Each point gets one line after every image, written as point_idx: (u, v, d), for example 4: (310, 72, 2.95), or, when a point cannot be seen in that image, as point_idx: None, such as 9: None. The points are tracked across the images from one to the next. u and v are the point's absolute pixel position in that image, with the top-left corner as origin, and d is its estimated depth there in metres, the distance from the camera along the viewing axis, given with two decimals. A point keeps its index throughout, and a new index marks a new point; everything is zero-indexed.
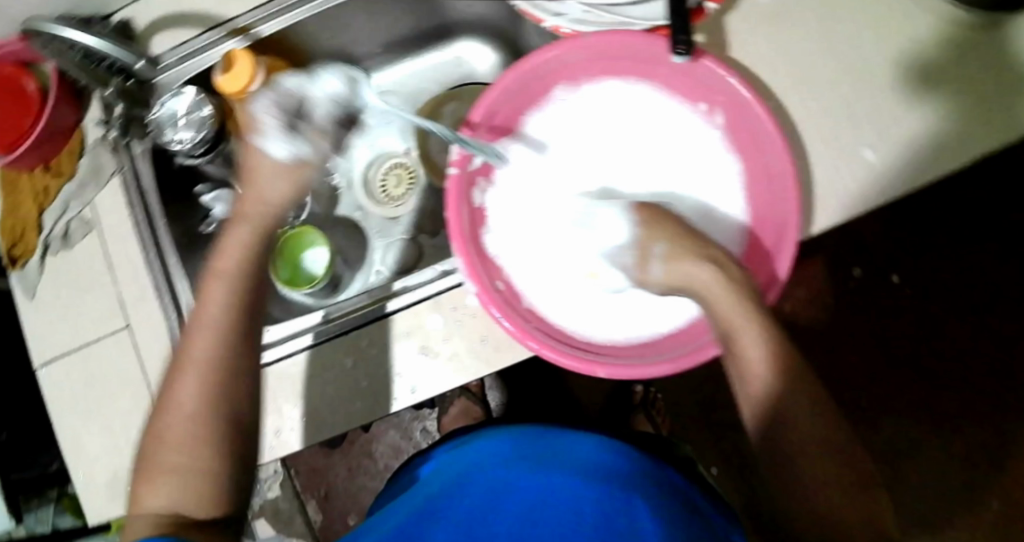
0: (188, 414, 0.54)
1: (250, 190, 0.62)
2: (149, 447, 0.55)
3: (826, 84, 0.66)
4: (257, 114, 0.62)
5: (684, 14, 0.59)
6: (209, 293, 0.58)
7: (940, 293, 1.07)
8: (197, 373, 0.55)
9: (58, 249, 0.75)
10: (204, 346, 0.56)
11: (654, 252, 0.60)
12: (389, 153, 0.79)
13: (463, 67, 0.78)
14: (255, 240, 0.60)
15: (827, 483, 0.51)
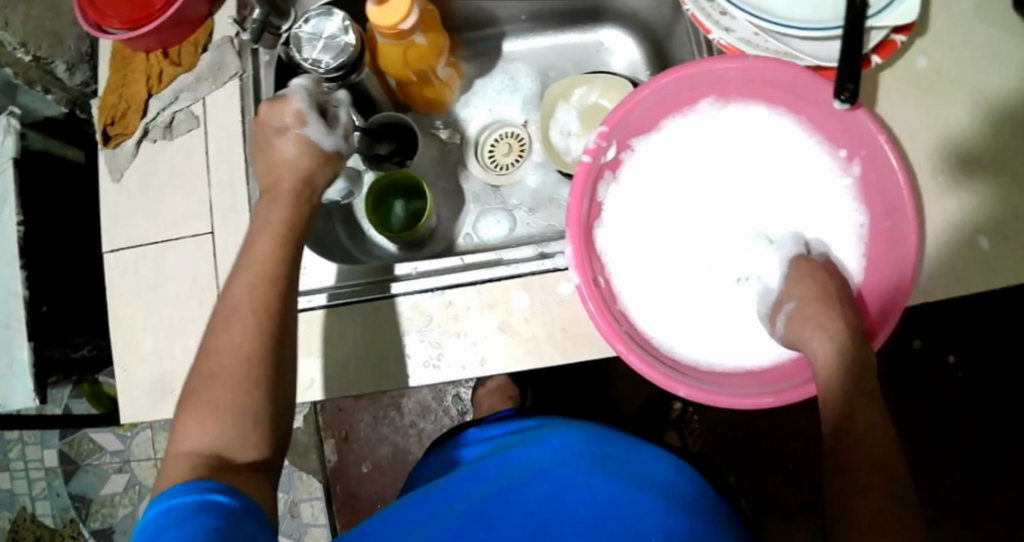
0: (238, 360, 0.53)
1: (281, 171, 0.60)
2: (188, 390, 0.53)
3: (983, 164, 0.63)
4: (300, 109, 0.59)
5: (856, 63, 0.59)
6: (252, 246, 0.57)
7: (992, 389, 1.06)
8: (233, 326, 0.54)
9: (157, 137, 0.74)
10: (246, 297, 0.55)
11: (786, 307, 0.61)
12: (506, 121, 0.77)
13: (602, 54, 0.76)
14: (291, 207, 0.59)
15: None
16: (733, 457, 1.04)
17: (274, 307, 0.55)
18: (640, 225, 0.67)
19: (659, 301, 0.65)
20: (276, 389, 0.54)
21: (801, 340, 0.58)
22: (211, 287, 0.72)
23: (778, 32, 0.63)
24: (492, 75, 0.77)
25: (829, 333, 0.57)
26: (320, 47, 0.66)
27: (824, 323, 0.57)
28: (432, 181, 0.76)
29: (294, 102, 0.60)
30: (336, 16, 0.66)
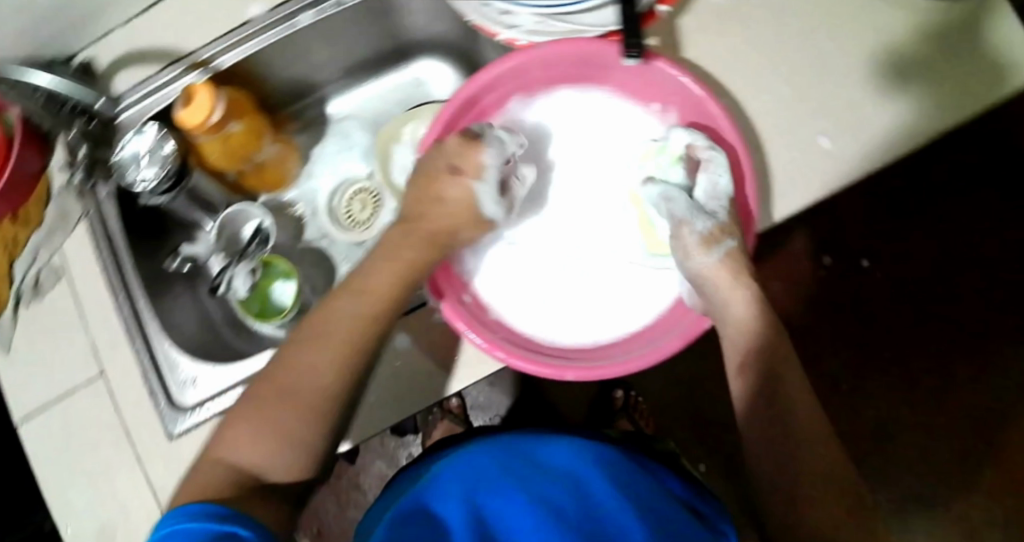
0: (320, 391, 0.56)
1: (436, 213, 0.63)
2: (258, 396, 0.57)
3: (784, 76, 0.67)
4: (486, 162, 0.63)
5: (636, 19, 0.61)
6: (374, 284, 0.60)
7: (919, 274, 1.04)
8: (335, 349, 0.57)
9: (29, 301, 0.74)
10: (339, 334, 0.57)
11: (725, 246, 0.61)
12: (353, 178, 0.80)
13: (422, 87, 0.79)
14: (417, 252, 0.62)
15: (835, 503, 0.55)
16: (688, 422, 1.06)
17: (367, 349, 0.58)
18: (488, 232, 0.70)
19: (519, 285, 0.69)
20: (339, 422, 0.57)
21: (724, 301, 0.60)
22: (117, 427, 0.71)
23: (559, 14, 0.64)
24: (326, 139, 0.81)
25: (746, 297, 0.60)
26: (144, 164, 0.67)
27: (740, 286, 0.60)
28: (297, 260, 0.79)
29: (486, 158, 0.62)
30: (149, 130, 0.66)
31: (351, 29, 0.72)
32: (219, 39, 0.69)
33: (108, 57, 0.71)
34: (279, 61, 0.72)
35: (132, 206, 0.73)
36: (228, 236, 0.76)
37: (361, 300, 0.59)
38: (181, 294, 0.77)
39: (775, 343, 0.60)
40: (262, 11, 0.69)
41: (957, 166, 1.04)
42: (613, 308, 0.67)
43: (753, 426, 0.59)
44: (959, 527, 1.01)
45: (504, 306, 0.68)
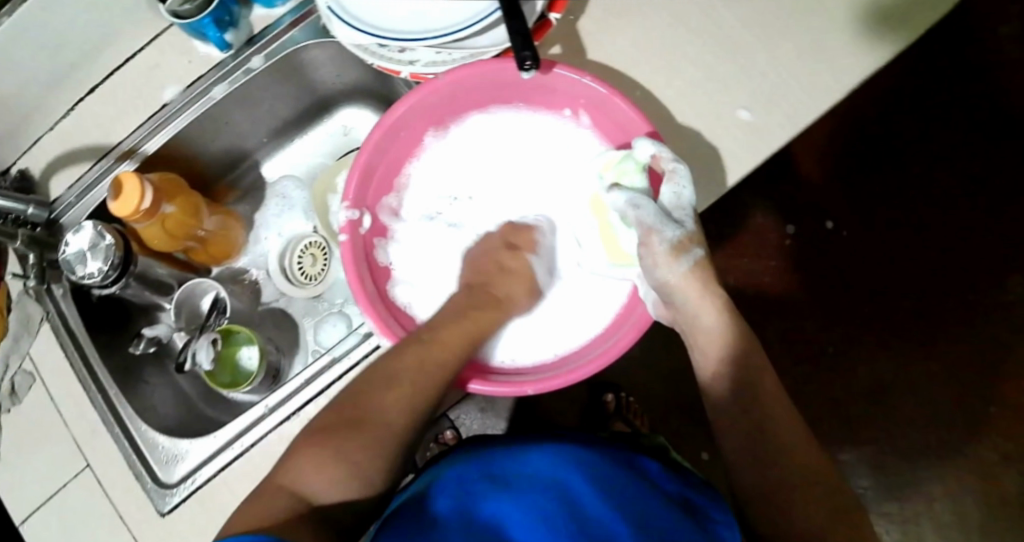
0: (391, 425, 0.59)
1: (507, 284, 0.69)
2: (331, 419, 0.59)
3: (686, 62, 0.69)
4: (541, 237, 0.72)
5: (526, 30, 0.59)
6: (453, 331, 0.64)
7: (877, 229, 1.09)
8: (406, 389, 0.60)
9: (8, 407, 0.74)
10: (417, 380, 0.61)
11: (693, 256, 0.63)
12: (300, 235, 0.82)
13: (350, 134, 0.83)
14: (491, 316, 0.67)
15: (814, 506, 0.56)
16: (681, 415, 1.10)
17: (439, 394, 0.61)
18: (441, 267, 0.74)
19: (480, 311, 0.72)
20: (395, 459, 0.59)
21: (691, 313, 0.63)
22: (109, 512, 0.71)
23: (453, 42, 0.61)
24: (266, 203, 0.84)
25: (715, 313, 0.63)
26: (89, 259, 0.68)
27: (704, 300, 0.63)
28: (258, 324, 0.81)
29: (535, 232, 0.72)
30: (87, 226, 0.68)
31: (268, 93, 0.75)
32: (141, 127, 0.72)
33: (39, 163, 0.74)
34: (205, 136, 0.75)
35: (88, 300, 0.76)
36: (188, 311, 0.78)
37: (413, 354, 0.61)
38: (153, 375, 0.79)
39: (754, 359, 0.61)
40: (176, 93, 0.72)
41: (885, 123, 1.11)
42: (577, 322, 0.70)
43: (730, 432, 0.60)
44: (961, 459, 1.06)
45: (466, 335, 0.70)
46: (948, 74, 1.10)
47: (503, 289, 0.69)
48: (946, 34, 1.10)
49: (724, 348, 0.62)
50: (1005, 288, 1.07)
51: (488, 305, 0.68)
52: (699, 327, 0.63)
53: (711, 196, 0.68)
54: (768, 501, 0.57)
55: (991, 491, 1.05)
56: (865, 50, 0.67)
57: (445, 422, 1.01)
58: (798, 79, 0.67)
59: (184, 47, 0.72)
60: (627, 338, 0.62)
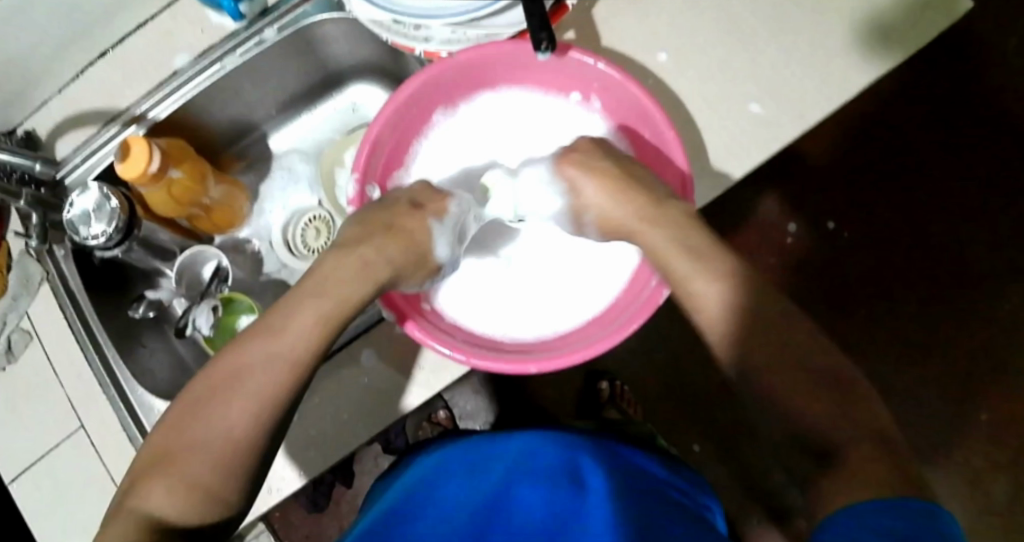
0: (227, 434, 0.52)
1: (383, 238, 0.63)
2: (168, 441, 0.52)
3: (700, 52, 0.69)
4: (452, 206, 0.68)
5: (542, 13, 0.58)
6: (292, 318, 0.56)
7: (878, 232, 1.11)
8: (252, 392, 0.53)
9: (5, 365, 0.74)
10: (265, 378, 0.53)
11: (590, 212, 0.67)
12: (305, 209, 0.82)
13: (358, 111, 0.83)
14: (356, 281, 0.60)
15: (798, 394, 0.50)
16: (675, 408, 1.11)
17: (291, 390, 0.54)
18: (448, 157, 0.74)
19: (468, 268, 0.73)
20: (253, 467, 0.52)
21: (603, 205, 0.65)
22: (101, 474, 0.71)
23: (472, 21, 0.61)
24: (272, 176, 0.84)
25: (679, 225, 0.60)
26: (93, 221, 0.68)
27: (608, 192, 0.64)
28: (259, 293, 0.82)
29: (450, 206, 0.68)
30: (94, 188, 0.68)
31: (279, 64, 0.75)
32: (149, 92, 0.72)
33: (47, 125, 0.74)
34: (214, 104, 0.75)
35: (90, 262, 0.76)
36: (189, 278, 0.77)
37: (262, 352, 0.54)
38: (151, 339, 0.79)
39: (755, 295, 0.56)
40: (187, 61, 0.72)
41: (892, 126, 1.11)
42: (552, 299, 0.72)
43: (700, 310, 0.56)
44: (950, 463, 1.07)
45: (449, 297, 0.72)
46: (956, 81, 1.10)
47: (379, 250, 0.62)
48: (954, 41, 1.11)
49: (722, 297, 0.56)
50: (1002, 297, 1.08)
51: (337, 254, 0.61)
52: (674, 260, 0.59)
53: (715, 187, 0.69)
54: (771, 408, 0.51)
55: (976, 497, 1.06)
56: (876, 51, 0.67)
57: (439, 404, 1.09)
58: (810, 74, 0.67)
59: (196, 14, 0.72)
60: (617, 335, 0.62)
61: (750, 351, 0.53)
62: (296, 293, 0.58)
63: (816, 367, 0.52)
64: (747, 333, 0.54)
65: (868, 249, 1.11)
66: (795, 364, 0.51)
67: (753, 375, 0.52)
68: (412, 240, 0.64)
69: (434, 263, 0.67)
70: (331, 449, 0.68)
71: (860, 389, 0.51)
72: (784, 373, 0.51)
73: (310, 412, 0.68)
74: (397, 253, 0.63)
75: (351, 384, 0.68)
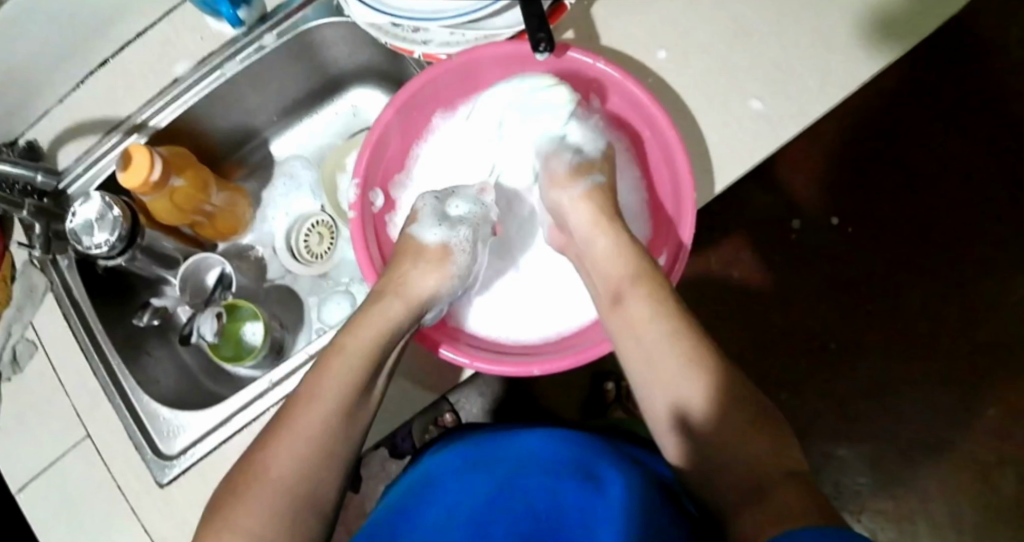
0: (280, 475, 0.56)
1: (391, 268, 0.67)
2: (226, 493, 0.56)
3: (701, 50, 0.69)
4: (418, 203, 0.71)
5: (540, 13, 0.58)
6: (331, 366, 0.60)
7: (881, 226, 1.10)
8: (295, 439, 0.57)
9: (10, 375, 0.74)
10: (309, 423, 0.57)
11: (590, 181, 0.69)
12: (308, 214, 0.83)
13: (359, 114, 0.83)
14: (383, 322, 0.63)
15: (747, 454, 0.56)
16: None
17: (334, 435, 0.58)
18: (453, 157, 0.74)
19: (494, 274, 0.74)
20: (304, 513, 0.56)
21: (588, 238, 0.67)
22: (108, 482, 0.71)
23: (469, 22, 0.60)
24: (274, 182, 0.84)
25: (628, 261, 0.64)
26: (96, 231, 0.68)
27: (596, 223, 0.67)
28: (263, 300, 0.82)
29: (418, 204, 0.70)
30: (95, 197, 0.68)
31: (279, 71, 0.75)
32: (150, 100, 0.72)
33: (48, 134, 0.74)
34: (215, 112, 0.75)
35: (93, 271, 0.76)
36: (193, 285, 0.77)
37: (306, 402, 0.58)
38: (156, 348, 0.79)
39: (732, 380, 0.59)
40: (187, 67, 0.72)
41: (894, 121, 1.11)
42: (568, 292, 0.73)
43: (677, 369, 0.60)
44: (958, 458, 1.07)
45: (485, 304, 0.73)
46: (958, 75, 1.10)
47: (401, 271, 0.66)
48: (957, 33, 1.10)
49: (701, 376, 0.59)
50: (1009, 290, 1.08)
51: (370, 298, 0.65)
52: (640, 331, 0.61)
53: (718, 184, 0.68)
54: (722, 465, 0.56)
55: (985, 492, 1.06)
56: (877, 46, 0.67)
57: (444, 406, 1.09)
58: (811, 71, 0.67)
59: (195, 22, 0.72)
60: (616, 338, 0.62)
61: (721, 431, 0.57)
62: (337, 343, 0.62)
63: (750, 409, 0.58)
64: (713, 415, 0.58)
65: (873, 244, 1.10)
66: (749, 428, 0.57)
67: (717, 455, 0.57)
68: (412, 253, 0.67)
69: (434, 251, 0.68)
70: None
71: (783, 432, 0.57)
72: (743, 429, 0.57)
73: None
74: (405, 275, 0.66)
75: None
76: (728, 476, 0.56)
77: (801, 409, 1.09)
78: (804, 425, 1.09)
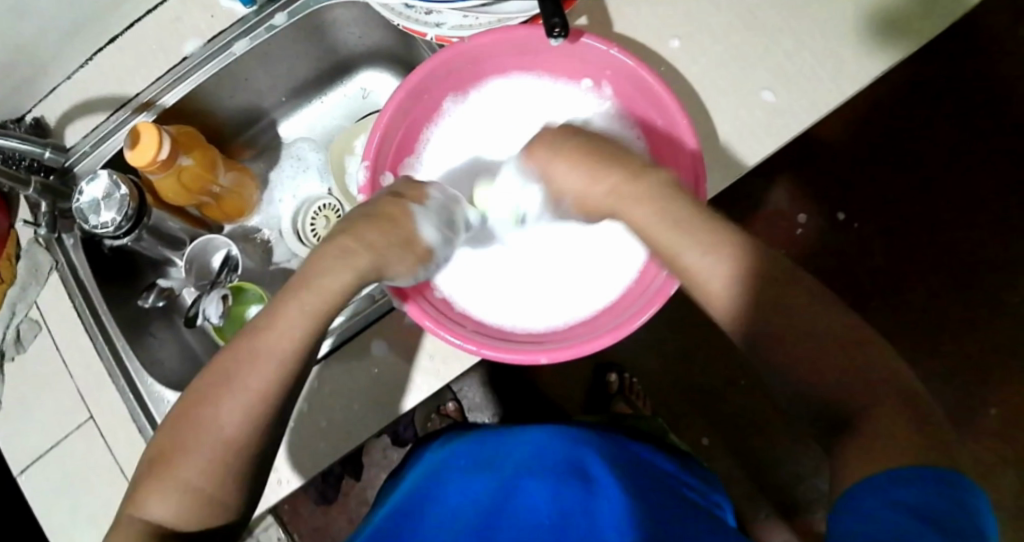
0: (222, 439, 0.51)
1: (368, 223, 0.57)
2: (164, 450, 0.52)
3: (714, 38, 0.69)
4: (425, 189, 0.63)
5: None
6: (283, 317, 0.54)
7: (887, 224, 1.10)
8: (243, 397, 0.52)
9: (14, 354, 0.73)
10: (261, 380, 0.52)
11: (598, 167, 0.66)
12: (314, 197, 0.83)
13: (368, 98, 0.82)
14: (353, 276, 0.56)
15: (824, 360, 0.49)
16: (684, 400, 1.11)
17: (284, 393, 0.53)
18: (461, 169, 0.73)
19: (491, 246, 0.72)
20: (254, 471, 0.53)
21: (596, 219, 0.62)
22: (110, 464, 0.71)
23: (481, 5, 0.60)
24: (281, 164, 0.84)
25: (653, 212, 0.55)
26: (103, 209, 0.67)
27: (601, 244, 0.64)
28: (269, 284, 0.81)
29: (430, 191, 0.64)
30: (103, 175, 0.67)
31: (289, 52, 0.75)
32: (159, 79, 0.71)
33: (57, 112, 0.74)
34: (224, 92, 0.75)
35: (99, 251, 0.75)
36: (199, 267, 0.77)
37: (252, 359, 0.53)
38: (161, 329, 0.79)
39: (791, 288, 0.52)
40: (197, 46, 0.71)
41: (903, 118, 1.11)
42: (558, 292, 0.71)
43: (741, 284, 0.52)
44: (960, 456, 1.07)
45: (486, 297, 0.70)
46: (967, 73, 1.10)
47: (371, 236, 0.57)
48: (967, 31, 1.10)
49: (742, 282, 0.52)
50: (1014, 290, 1.08)
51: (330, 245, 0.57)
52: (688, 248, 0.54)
53: (729, 173, 0.68)
54: (804, 369, 0.49)
55: (986, 491, 1.06)
56: (890, 36, 0.66)
57: (447, 396, 1.09)
58: (824, 63, 0.67)
59: (206, 2, 0.72)
60: (622, 329, 0.62)
61: (767, 343, 0.51)
62: (288, 287, 0.55)
63: (822, 324, 0.50)
64: (765, 332, 0.51)
65: (878, 241, 1.10)
66: (818, 332, 0.50)
67: (775, 361, 0.51)
68: (394, 221, 0.58)
69: (421, 244, 0.60)
70: (342, 438, 0.67)
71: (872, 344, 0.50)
72: (809, 337, 0.50)
73: (319, 399, 0.68)
74: (379, 236, 0.57)
75: (361, 374, 0.68)
76: (798, 384, 0.50)
77: None
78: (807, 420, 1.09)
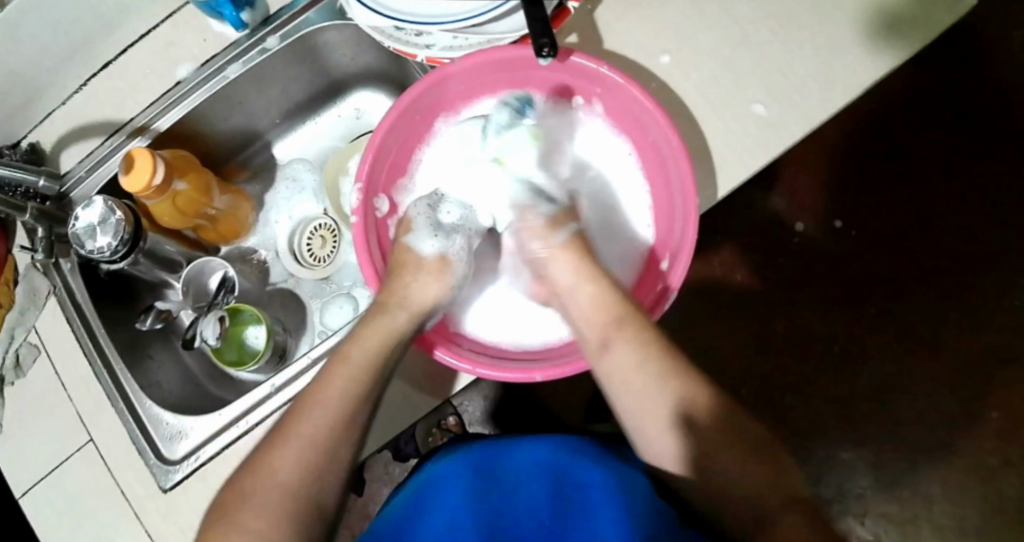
0: (280, 485, 0.55)
1: (393, 280, 0.66)
2: (228, 499, 0.56)
3: (704, 54, 0.69)
4: (414, 207, 0.70)
5: (542, 17, 0.58)
6: (331, 374, 0.60)
7: (885, 229, 1.10)
8: (296, 446, 0.56)
9: (12, 378, 0.74)
10: (314, 427, 0.57)
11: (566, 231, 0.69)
12: (310, 217, 0.83)
13: (362, 118, 0.83)
14: (388, 332, 0.63)
15: (744, 473, 0.57)
16: None
17: (337, 440, 0.57)
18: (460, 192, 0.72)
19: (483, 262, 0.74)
20: (312, 515, 0.56)
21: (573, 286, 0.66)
22: (109, 486, 0.71)
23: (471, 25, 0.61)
24: (277, 186, 0.84)
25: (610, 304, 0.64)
26: (99, 234, 0.68)
27: (579, 271, 0.66)
28: (266, 303, 0.81)
29: (414, 215, 0.70)
30: (98, 201, 0.68)
31: (282, 74, 0.75)
32: (153, 104, 0.72)
33: (52, 137, 0.74)
34: (218, 114, 0.75)
35: (96, 275, 0.76)
36: (196, 289, 0.77)
37: (306, 411, 0.58)
38: (159, 351, 0.79)
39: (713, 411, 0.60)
40: (190, 70, 0.72)
41: (898, 124, 1.11)
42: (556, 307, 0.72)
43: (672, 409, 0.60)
44: (963, 461, 1.07)
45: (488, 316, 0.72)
46: (961, 78, 1.10)
47: (399, 280, 0.66)
48: (960, 36, 1.10)
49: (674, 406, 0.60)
50: (1013, 293, 1.08)
51: (371, 312, 0.64)
52: (633, 377, 0.61)
53: (722, 187, 0.68)
54: (723, 487, 0.58)
55: (990, 495, 1.06)
56: (881, 48, 0.66)
57: (448, 410, 1.10)
58: (815, 74, 0.67)
59: (199, 26, 0.72)
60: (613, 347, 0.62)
61: (700, 471, 0.58)
62: (337, 354, 0.61)
63: (742, 439, 0.59)
64: (701, 463, 0.58)
65: (876, 246, 1.10)
66: (736, 449, 0.58)
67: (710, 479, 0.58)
68: (415, 272, 0.67)
69: (428, 260, 0.68)
70: None
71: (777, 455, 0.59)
72: (730, 452, 0.58)
73: None
74: (407, 292, 0.66)
75: None
76: (733, 493, 0.57)
77: (807, 413, 1.09)
78: (808, 427, 1.09)
